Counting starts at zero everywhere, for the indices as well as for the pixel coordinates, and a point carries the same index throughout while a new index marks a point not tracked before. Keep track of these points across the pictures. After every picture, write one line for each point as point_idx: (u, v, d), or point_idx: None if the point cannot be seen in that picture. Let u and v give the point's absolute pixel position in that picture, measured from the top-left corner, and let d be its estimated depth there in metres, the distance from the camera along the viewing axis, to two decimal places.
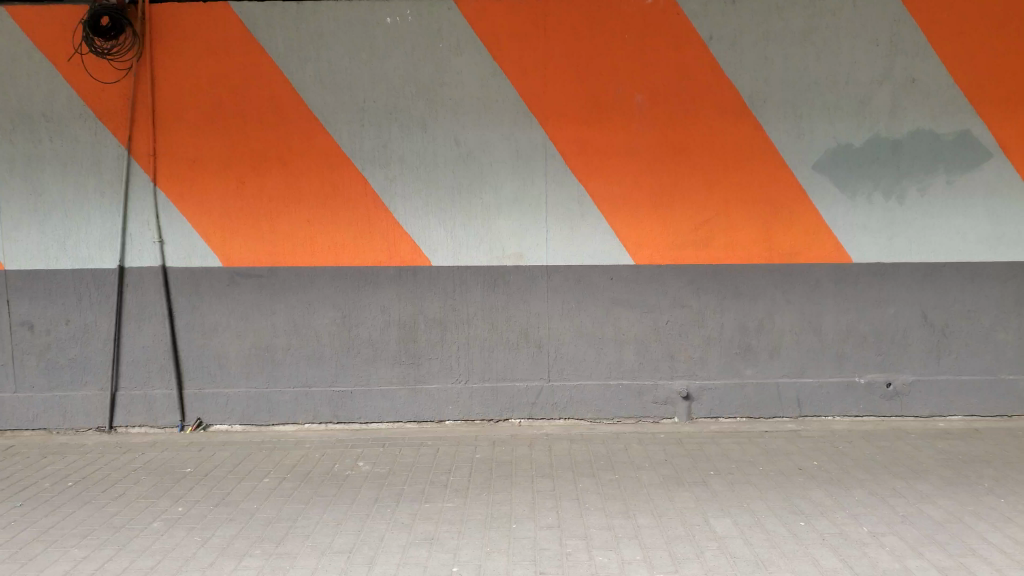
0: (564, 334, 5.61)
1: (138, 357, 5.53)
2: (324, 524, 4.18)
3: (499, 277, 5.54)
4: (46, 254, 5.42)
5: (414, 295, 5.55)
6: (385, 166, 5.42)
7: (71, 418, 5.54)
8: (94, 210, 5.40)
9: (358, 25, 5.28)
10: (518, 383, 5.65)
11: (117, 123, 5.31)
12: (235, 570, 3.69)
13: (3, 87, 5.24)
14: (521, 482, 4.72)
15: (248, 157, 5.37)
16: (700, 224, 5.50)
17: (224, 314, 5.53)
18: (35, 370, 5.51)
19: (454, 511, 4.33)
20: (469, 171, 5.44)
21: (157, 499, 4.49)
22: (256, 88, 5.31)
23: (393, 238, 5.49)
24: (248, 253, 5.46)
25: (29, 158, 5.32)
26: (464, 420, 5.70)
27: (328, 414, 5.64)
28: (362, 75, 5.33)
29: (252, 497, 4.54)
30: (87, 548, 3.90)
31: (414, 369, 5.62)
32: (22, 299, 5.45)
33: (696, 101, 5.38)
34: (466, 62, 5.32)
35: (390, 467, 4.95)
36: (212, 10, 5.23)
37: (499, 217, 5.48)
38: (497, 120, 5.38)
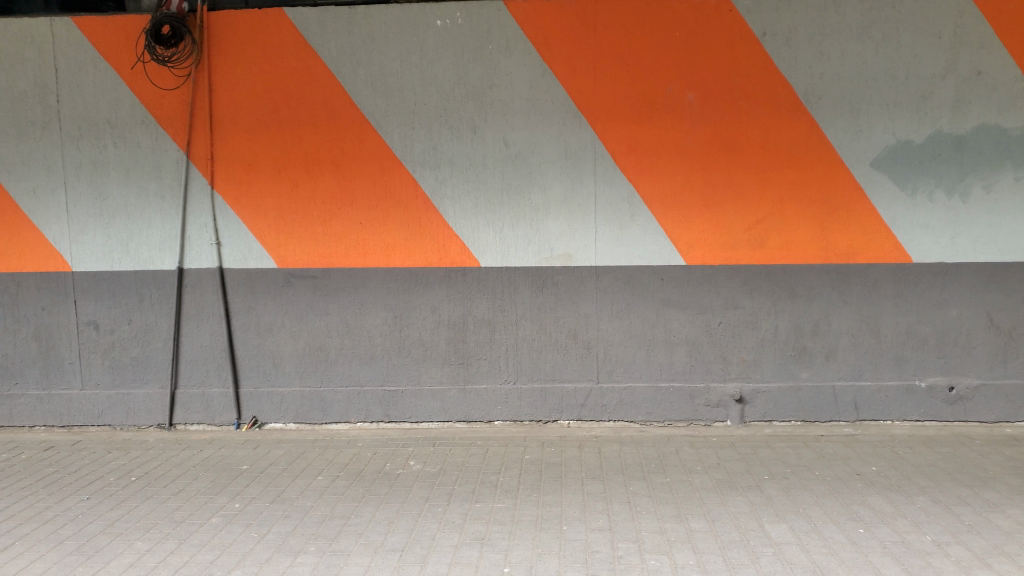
0: (614, 335, 5.57)
1: (197, 357, 5.68)
2: (377, 523, 4.22)
3: (548, 278, 5.53)
4: (111, 256, 5.60)
5: (463, 295, 5.58)
6: (435, 167, 5.46)
7: (134, 415, 5.72)
8: (156, 213, 5.56)
9: (409, 29, 5.33)
10: (567, 384, 5.63)
11: (176, 128, 5.46)
12: (291, 566, 3.76)
13: (70, 95, 5.44)
14: (572, 484, 4.70)
15: (302, 160, 5.47)
16: (755, 223, 5.40)
17: (279, 315, 5.64)
18: (100, 369, 5.70)
19: (504, 512, 4.33)
20: (518, 172, 5.44)
21: (216, 496, 4.60)
22: (310, 92, 5.40)
23: (443, 239, 5.52)
24: (302, 254, 5.56)
25: (94, 163, 5.50)
26: (513, 421, 5.70)
27: (380, 413, 5.70)
28: (413, 77, 5.37)
29: (307, 494, 4.61)
30: (150, 542, 4.02)
31: (463, 370, 5.65)
32: (88, 300, 5.64)
33: (750, 99, 5.28)
34: (516, 63, 5.32)
35: (441, 467, 4.99)
36: (267, 17, 5.35)
37: (549, 218, 5.47)
38: (546, 121, 5.37)
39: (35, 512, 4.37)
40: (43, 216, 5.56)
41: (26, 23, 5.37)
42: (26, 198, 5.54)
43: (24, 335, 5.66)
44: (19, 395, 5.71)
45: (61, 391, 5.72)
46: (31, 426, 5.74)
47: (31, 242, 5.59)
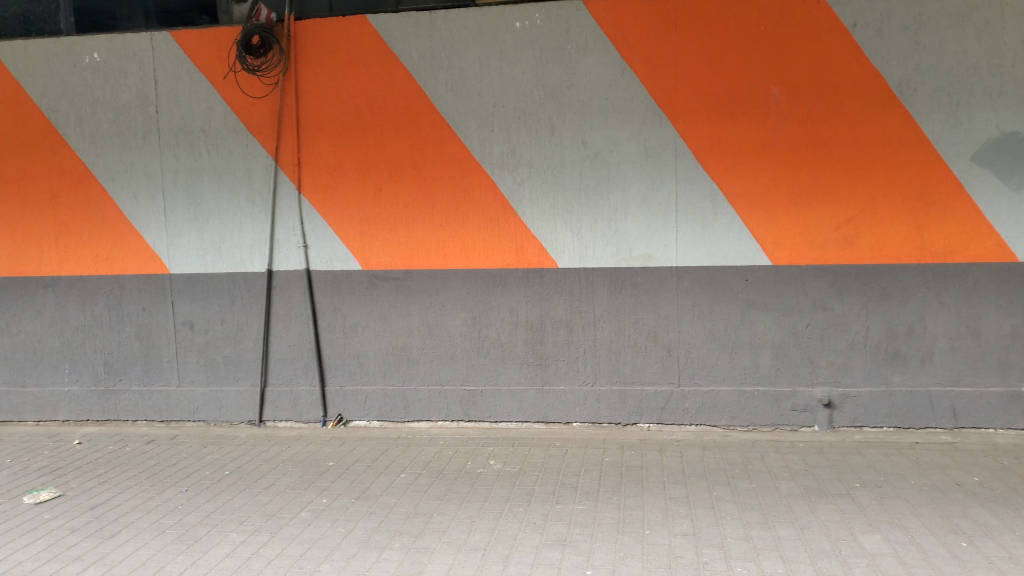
0: (696, 337, 5.46)
1: (285, 355, 5.87)
2: (459, 521, 4.27)
3: (627, 278, 5.48)
4: (205, 258, 5.85)
5: (541, 296, 5.58)
6: (514, 169, 5.48)
7: (227, 412, 5.96)
8: (246, 217, 5.77)
9: (488, 32, 5.38)
10: (647, 387, 5.56)
11: (266, 135, 5.66)
12: (377, 562, 3.83)
13: (168, 105, 5.71)
14: (653, 488, 4.64)
15: (384, 164, 5.58)
16: (844, 222, 5.21)
17: (363, 315, 5.77)
18: (195, 367, 5.95)
19: (585, 514, 4.31)
20: (597, 172, 5.40)
21: (304, 490, 4.74)
22: (392, 97, 5.51)
23: (521, 240, 5.54)
24: (385, 256, 5.68)
25: (190, 170, 5.76)
26: (592, 423, 5.66)
27: (460, 413, 5.76)
28: (492, 80, 5.41)
29: (391, 491, 4.70)
30: (244, 534, 4.17)
31: (542, 370, 5.65)
32: (184, 301, 5.90)
33: (839, 93, 5.10)
34: (595, 63, 5.29)
35: (521, 467, 5.00)
36: (351, 24, 5.49)
37: (628, 218, 5.41)
38: (625, 120, 5.32)
39: (139, 502, 4.60)
40: (144, 221, 5.85)
41: (129, 39, 5.68)
42: (128, 204, 5.84)
43: (127, 334, 5.97)
44: (123, 391, 6.02)
45: (160, 387, 6.00)
46: (134, 420, 6.05)
47: (133, 246, 5.89)
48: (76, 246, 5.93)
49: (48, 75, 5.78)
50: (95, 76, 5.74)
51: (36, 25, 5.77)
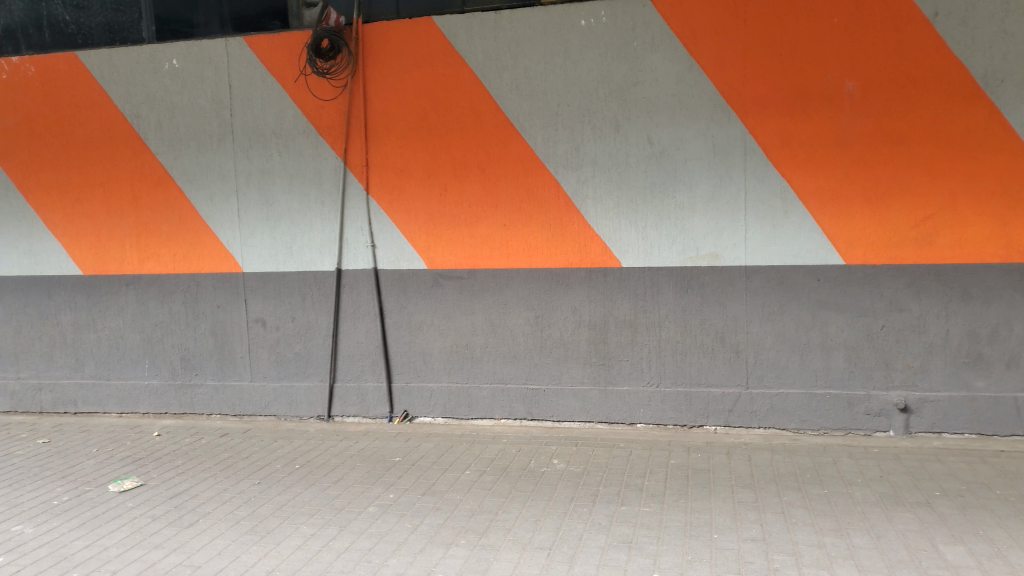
0: (765, 338, 5.34)
1: (353, 352, 5.98)
2: (524, 520, 4.27)
3: (693, 278, 5.39)
4: (276, 257, 6.00)
5: (605, 296, 5.54)
6: (578, 168, 5.45)
7: (296, 407, 6.11)
8: (316, 217, 5.90)
9: (553, 30, 5.37)
10: (714, 389, 5.46)
11: (335, 136, 5.77)
12: (444, 558, 3.87)
13: (242, 109, 5.88)
14: (721, 491, 4.55)
15: (450, 164, 5.62)
16: (923, 220, 5.01)
17: (428, 313, 5.83)
18: (267, 363, 6.12)
19: (651, 516, 4.26)
20: (663, 169, 5.33)
21: (371, 485, 4.82)
22: (458, 97, 5.55)
23: (584, 240, 5.51)
24: (450, 256, 5.73)
25: (262, 171, 5.92)
26: (657, 425, 5.59)
27: (523, 412, 5.77)
28: (556, 78, 5.40)
29: (456, 488, 4.75)
30: (315, 526, 4.27)
31: (606, 371, 5.60)
32: (256, 299, 6.07)
33: (918, 86, 4.92)
34: (661, 59, 5.22)
35: (585, 467, 4.98)
36: (417, 26, 5.55)
37: (695, 216, 5.33)
38: (692, 117, 5.24)
39: (215, 492, 4.76)
40: (219, 221, 6.04)
41: (206, 45, 5.88)
42: (204, 205, 6.04)
43: (203, 330, 6.18)
44: (199, 385, 6.23)
45: (234, 382, 6.19)
46: (209, 414, 6.26)
47: (208, 246, 6.09)
48: (156, 245, 6.16)
49: (130, 81, 6.02)
50: (173, 82, 5.96)
51: (120, 34, 6.03)
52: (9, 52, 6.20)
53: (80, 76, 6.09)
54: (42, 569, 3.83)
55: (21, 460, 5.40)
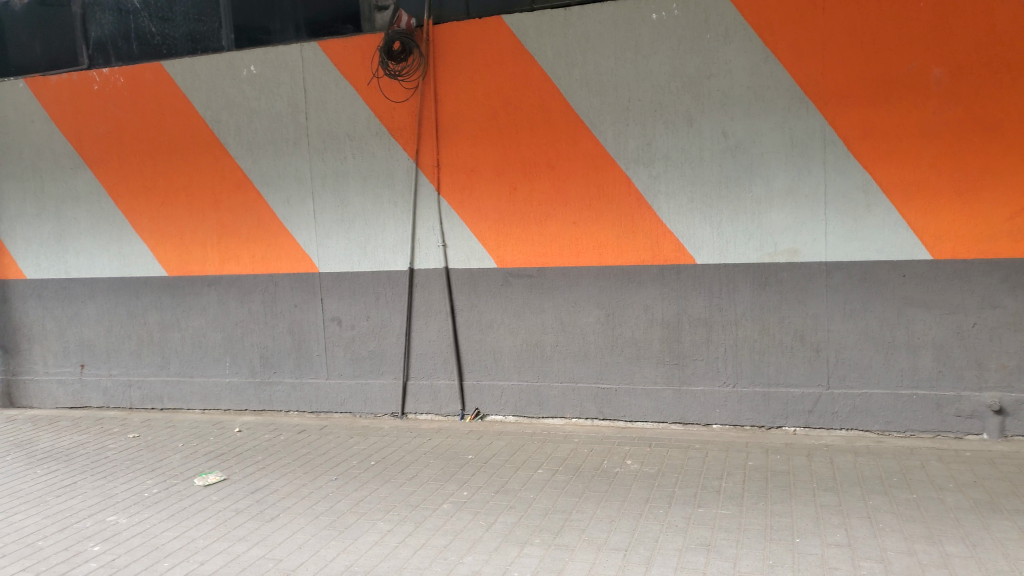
0: (847, 336, 5.15)
1: (425, 351, 6.04)
2: (598, 520, 4.23)
3: (771, 275, 5.25)
4: (351, 258, 6.11)
5: (679, 294, 5.44)
6: (649, 164, 5.37)
7: (371, 404, 6.21)
8: (389, 217, 5.98)
9: (623, 25, 5.30)
10: (793, 389, 5.30)
11: (406, 138, 5.84)
12: (519, 556, 3.86)
13: (316, 112, 6.02)
14: (802, 494, 4.41)
15: (519, 163, 5.62)
16: (1018, 212, 4.75)
17: (498, 312, 5.84)
18: (342, 360, 6.24)
19: (730, 519, 4.15)
20: (738, 163, 5.20)
21: (445, 483, 4.86)
22: (527, 95, 5.54)
23: (657, 236, 5.42)
24: (519, 254, 5.73)
25: (336, 174, 6.03)
26: (733, 425, 5.46)
27: (594, 411, 5.72)
28: (627, 74, 5.33)
29: (529, 486, 4.74)
30: (391, 522, 4.32)
31: (679, 370, 5.50)
32: (332, 298, 6.20)
33: (1013, 71, 4.65)
34: (735, 51, 5.10)
35: (659, 468, 4.90)
36: (487, 26, 5.57)
37: (772, 211, 5.18)
38: (769, 109, 5.09)
39: (295, 488, 4.88)
40: (296, 223, 6.19)
41: (282, 52, 6.04)
42: (282, 208, 6.20)
43: (281, 329, 6.34)
44: (277, 382, 6.41)
45: (311, 379, 6.33)
46: (287, 411, 6.42)
47: (286, 246, 6.24)
48: (236, 247, 6.36)
49: (211, 89, 6.23)
50: (251, 88, 6.15)
51: (201, 43, 6.24)
52: (99, 64, 6.49)
53: (165, 85, 6.33)
54: (135, 558, 4.00)
55: (114, 454, 5.65)
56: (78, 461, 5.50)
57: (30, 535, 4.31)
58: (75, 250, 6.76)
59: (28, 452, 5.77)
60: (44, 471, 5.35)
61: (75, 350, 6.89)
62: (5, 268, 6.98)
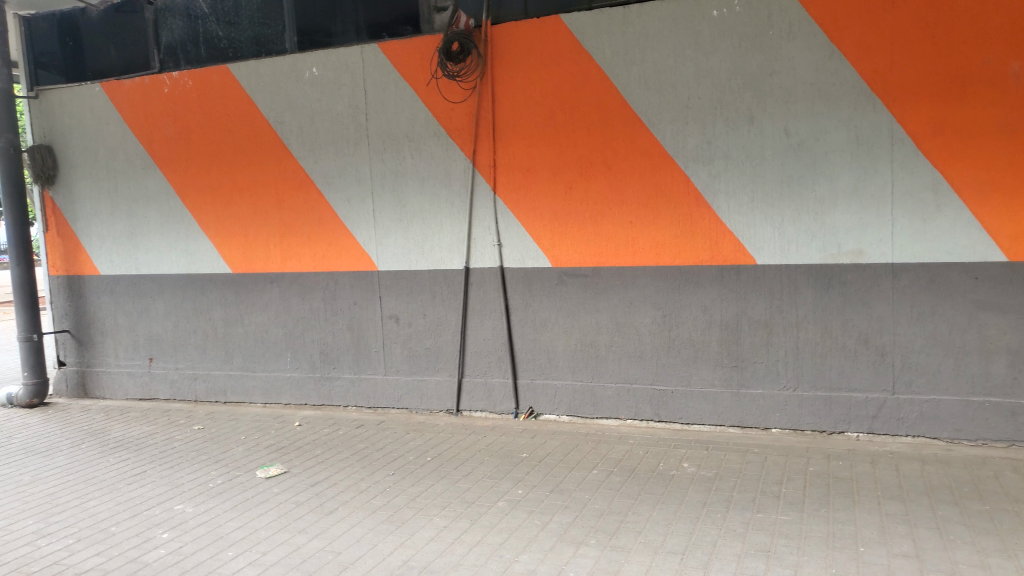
0: (914, 341, 4.99)
1: (480, 349, 6.08)
2: (655, 523, 4.19)
3: (835, 276, 5.12)
4: (408, 256, 6.19)
5: (738, 295, 5.35)
6: (709, 162, 5.29)
7: (426, 401, 6.27)
8: (446, 217, 6.04)
9: (683, 22, 5.24)
10: (856, 394, 5.16)
11: (463, 138, 5.88)
12: (575, 557, 3.85)
13: (376, 113, 6.11)
14: (867, 502, 4.29)
15: (576, 162, 5.60)
16: None
17: (554, 311, 5.84)
18: (399, 357, 6.32)
19: (790, 525, 4.06)
20: (801, 162, 5.08)
21: (500, 480, 4.88)
22: (584, 94, 5.52)
23: (716, 236, 5.34)
24: (574, 254, 5.71)
25: (395, 174, 6.12)
26: (793, 430, 5.34)
27: (650, 412, 5.67)
28: (687, 72, 5.27)
29: (584, 486, 4.72)
30: (447, 519, 4.36)
31: (738, 373, 5.41)
32: (389, 296, 6.28)
33: None
34: (799, 47, 4.99)
35: (717, 472, 4.82)
36: (545, 25, 5.57)
37: (836, 210, 5.05)
38: (834, 106, 4.97)
39: (353, 482, 4.97)
40: (355, 222, 6.29)
41: (343, 54, 6.16)
42: (342, 207, 6.32)
43: (340, 326, 6.46)
44: (336, 378, 6.53)
45: (368, 375, 6.43)
46: (345, 406, 6.53)
47: (345, 245, 6.35)
48: (297, 245, 6.50)
49: (275, 90, 6.39)
50: (314, 90, 6.28)
51: (266, 46, 6.40)
52: (170, 67, 6.73)
53: (231, 87, 6.52)
54: (201, 546, 4.12)
55: (181, 444, 5.84)
56: (147, 451, 5.70)
57: (103, 521, 4.48)
58: (145, 248, 7.01)
59: (101, 441, 6.01)
60: (115, 459, 5.57)
61: (145, 344, 7.14)
62: (81, 264, 7.29)
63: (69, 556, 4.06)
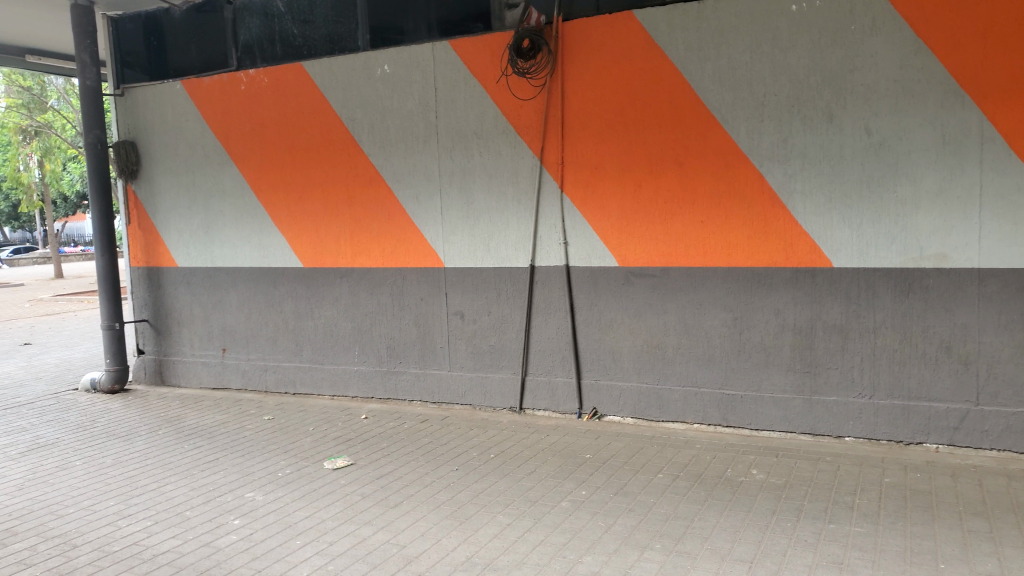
0: (1001, 350, 4.74)
1: (545, 348, 6.06)
2: (722, 529, 4.10)
3: (915, 281, 4.91)
4: (475, 254, 6.21)
5: (812, 298, 5.19)
6: (784, 162, 5.15)
7: (490, 398, 6.29)
8: (513, 215, 6.03)
9: (760, 18, 5.11)
10: (937, 404, 4.94)
11: (532, 135, 5.87)
12: (639, 561, 3.80)
13: (445, 111, 6.15)
14: (948, 517, 4.10)
15: (645, 160, 5.53)
16: None
17: (619, 312, 5.78)
18: (463, 353, 6.35)
19: (865, 538, 3.92)
20: (882, 162, 4.89)
21: (564, 480, 4.85)
22: (656, 91, 5.44)
23: (791, 237, 5.20)
24: (642, 253, 5.65)
25: (463, 171, 6.14)
26: (868, 439, 5.15)
27: (717, 417, 5.56)
28: (763, 68, 5.13)
29: (649, 490, 4.66)
30: (510, 516, 4.36)
31: (810, 379, 5.26)
32: (455, 292, 6.32)
33: None
34: (883, 42, 4.80)
35: (787, 480, 4.69)
36: (617, 20, 5.51)
37: (919, 213, 4.85)
38: (919, 104, 4.76)
39: (418, 476, 5.01)
40: (423, 219, 6.35)
41: (415, 52, 6.22)
42: (410, 204, 6.38)
43: (406, 321, 6.53)
44: (402, 372, 6.60)
45: (433, 371, 6.49)
46: (410, 400, 6.60)
47: (413, 241, 6.42)
48: (366, 240, 6.59)
49: (347, 88, 6.50)
50: (385, 87, 6.36)
51: (339, 44, 6.51)
52: (247, 65, 6.91)
53: (305, 84, 6.66)
54: (270, 534, 4.22)
55: (251, 434, 6.00)
56: (220, 439, 5.88)
57: (179, 505, 4.64)
58: (220, 241, 7.23)
59: (177, 428, 6.22)
60: (190, 445, 5.76)
61: (219, 334, 7.37)
62: (160, 256, 7.56)
63: (147, 537, 4.21)
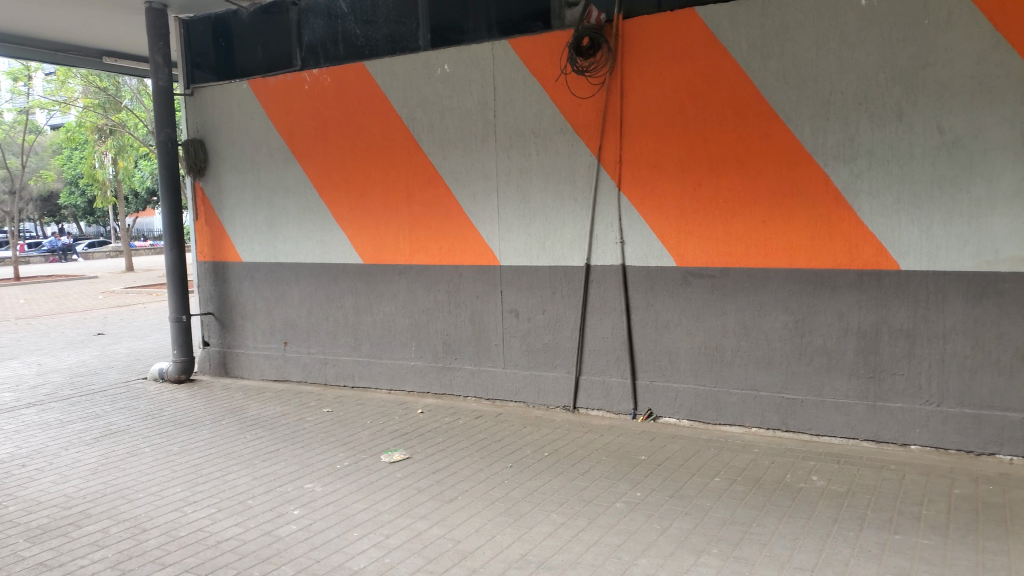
0: None
1: (600, 347, 6.03)
2: (781, 536, 4.02)
3: (989, 285, 4.72)
4: (531, 252, 6.22)
5: (878, 302, 5.04)
6: (851, 161, 5.01)
7: (544, 396, 6.29)
8: (569, 213, 6.02)
9: (828, 13, 4.98)
10: (1011, 413, 4.73)
11: (589, 133, 5.84)
12: (696, 565, 3.75)
13: (504, 109, 6.17)
14: (1021, 532, 3.93)
15: (705, 159, 5.45)
16: None
17: (677, 312, 5.71)
18: (518, 351, 6.37)
19: (933, 550, 3.79)
20: (955, 161, 4.72)
21: (619, 481, 4.82)
22: (718, 89, 5.35)
23: (856, 238, 5.05)
24: (701, 253, 5.57)
25: (520, 170, 6.16)
26: (935, 449, 4.97)
27: (776, 421, 5.45)
28: (830, 65, 5.00)
29: (705, 493, 4.59)
30: (565, 515, 4.36)
31: (875, 385, 5.11)
32: (510, 290, 6.34)
33: None
34: (958, 37, 4.62)
35: (849, 487, 4.57)
36: (678, 18, 5.45)
37: (994, 214, 4.66)
38: (996, 101, 4.57)
39: (472, 472, 5.05)
40: (480, 217, 6.39)
41: (474, 51, 6.25)
42: (467, 202, 6.43)
43: (462, 318, 6.59)
44: (457, 368, 6.66)
45: (487, 368, 6.53)
46: (464, 396, 6.66)
47: (469, 238, 6.46)
48: (424, 237, 6.67)
49: (407, 88, 6.58)
50: (444, 86, 6.42)
51: (400, 44, 6.60)
52: (310, 65, 7.06)
53: (366, 83, 6.77)
54: (329, 524, 4.31)
55: (310, 426, 6.14)
56: (280, 431, 6.03)
57: (242, 494, 4.77)
58: (282, 237, 7.41)
59: (240, 418, 6.40)
60: (252, 436, 5.92)
61: (280, 328, 7.56)
62: (225, 251, 7.79)
63: (212, 524, 4.35)
